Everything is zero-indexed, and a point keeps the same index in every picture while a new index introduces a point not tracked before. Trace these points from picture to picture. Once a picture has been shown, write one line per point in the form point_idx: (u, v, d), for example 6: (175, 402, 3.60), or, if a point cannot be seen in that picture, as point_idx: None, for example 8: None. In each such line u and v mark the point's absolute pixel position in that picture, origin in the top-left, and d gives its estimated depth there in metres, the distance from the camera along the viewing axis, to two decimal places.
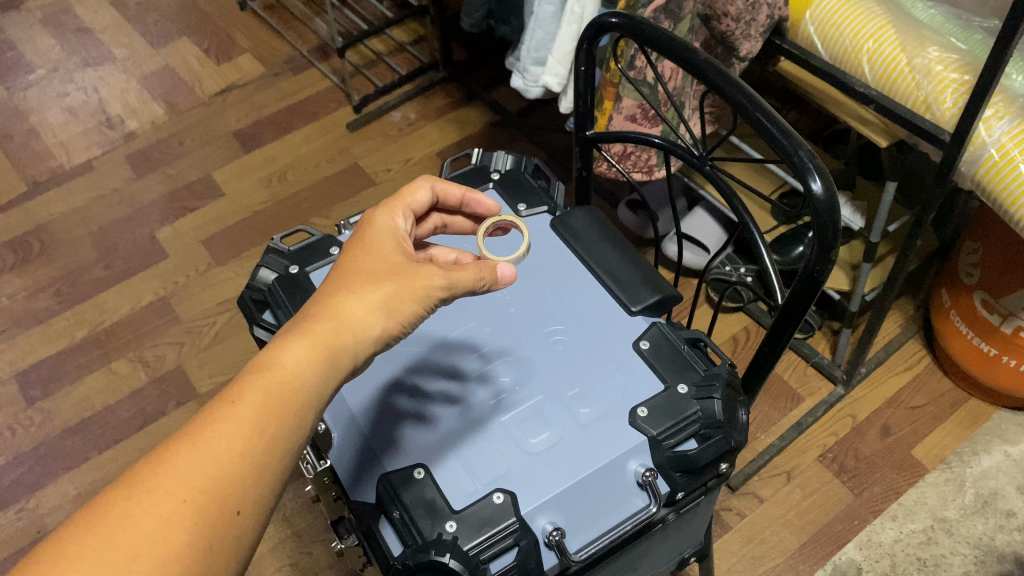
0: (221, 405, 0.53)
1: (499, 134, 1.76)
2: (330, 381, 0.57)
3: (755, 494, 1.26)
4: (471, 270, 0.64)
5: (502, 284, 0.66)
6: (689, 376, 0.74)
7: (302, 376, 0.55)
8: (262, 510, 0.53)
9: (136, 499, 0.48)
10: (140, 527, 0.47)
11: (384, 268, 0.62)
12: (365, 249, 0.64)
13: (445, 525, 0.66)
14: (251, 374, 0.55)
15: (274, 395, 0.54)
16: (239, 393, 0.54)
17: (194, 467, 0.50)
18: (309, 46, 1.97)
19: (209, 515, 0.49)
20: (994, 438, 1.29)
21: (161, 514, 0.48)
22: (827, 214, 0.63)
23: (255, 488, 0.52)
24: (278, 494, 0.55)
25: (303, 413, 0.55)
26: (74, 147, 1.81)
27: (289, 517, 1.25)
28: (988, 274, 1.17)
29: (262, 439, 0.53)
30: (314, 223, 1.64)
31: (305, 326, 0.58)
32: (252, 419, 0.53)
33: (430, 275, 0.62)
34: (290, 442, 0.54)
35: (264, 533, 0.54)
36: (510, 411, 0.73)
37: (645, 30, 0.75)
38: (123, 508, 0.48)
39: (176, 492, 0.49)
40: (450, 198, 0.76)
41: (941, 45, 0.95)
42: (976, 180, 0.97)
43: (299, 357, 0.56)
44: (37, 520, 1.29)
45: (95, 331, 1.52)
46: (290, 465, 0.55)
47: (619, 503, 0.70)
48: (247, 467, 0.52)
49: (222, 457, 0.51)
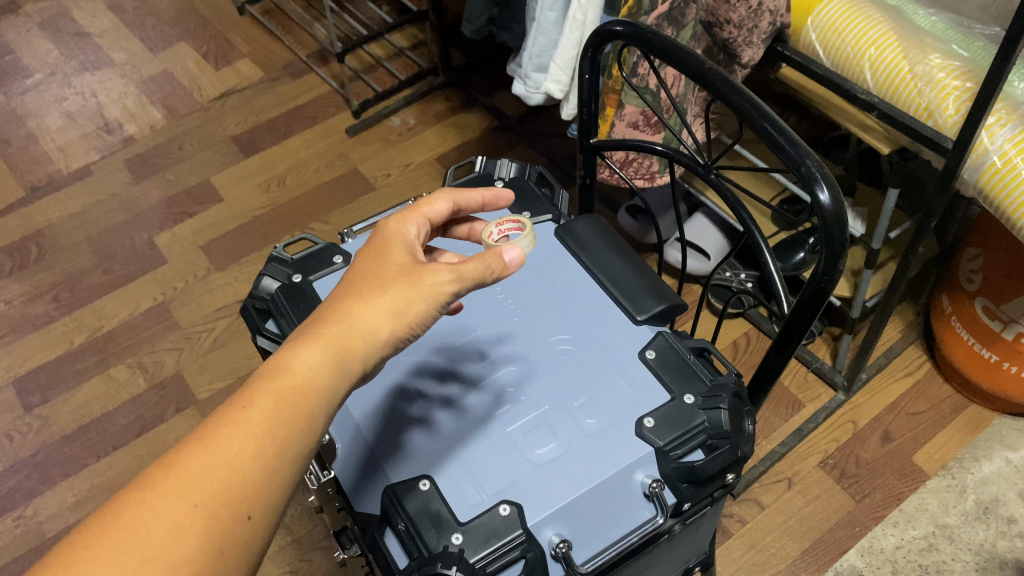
0: (232, 409, 0.53)
1: (499, 139, 1.76)
2: (341, 385, 0.56)
3: (757, 500, 1.26)
4: (478, 262, 0.62)
5: (509, 267, 0.64)
6: (695, 386, 0.74)
7: (313, 380, 0.55)
8: (271, 516, 0.52)
9: (147, 503, 0.48)
10: (152, 532, 0.47)
11: (392, 271, 0.61)
12: (374, 254, 0.63)
13: (451, 537, 0.65)
14: (262, 378, 0.54)
15: (284, 399, 0.53)
16: (250, 397, 0.53)
17: (205, 472, 0.50)
18: (308, 51, 1.96)
19: (220, 520, 0.49)
20: (995, 444, 1.29)
21: (172, 518, 0.48)
22: (834, 223, 0.63)
23: (265, 494, 0.52)
24: (288, 501, 0.54)
25: (314, 416, 0.55)
26: (72, 151, 1.80)
27: (289, 524, 1.24)
28: (990, 280, 1.17)
29: (272, 444, 0.52)
30: (313, 228, 1.63)
31: (314, 330, 0.57)
32: (263, 423, 0.52)
33: (438, 272, 0.61)
34: (301, 447, 0.54)
35: (274, 538, 0.53)
36: (516, 421, 0.72)
37: (649, 39, 0.75)
38: (134, 512, 0.48)
39: (188, 496, 0.49)
40: (471, 205, 0.72)
41: (943, 52, 0.96)
42: (978, 188, 0.96)
43: (310, 362, 0.55)
44: (35, 527, 1.28)
45: (94, 336, 1.51)
46: (299, 471, 0.54)
47: (625, 514, 0.69)
48: (257, 472, 0.51)
49: (233, 461, 0.51)
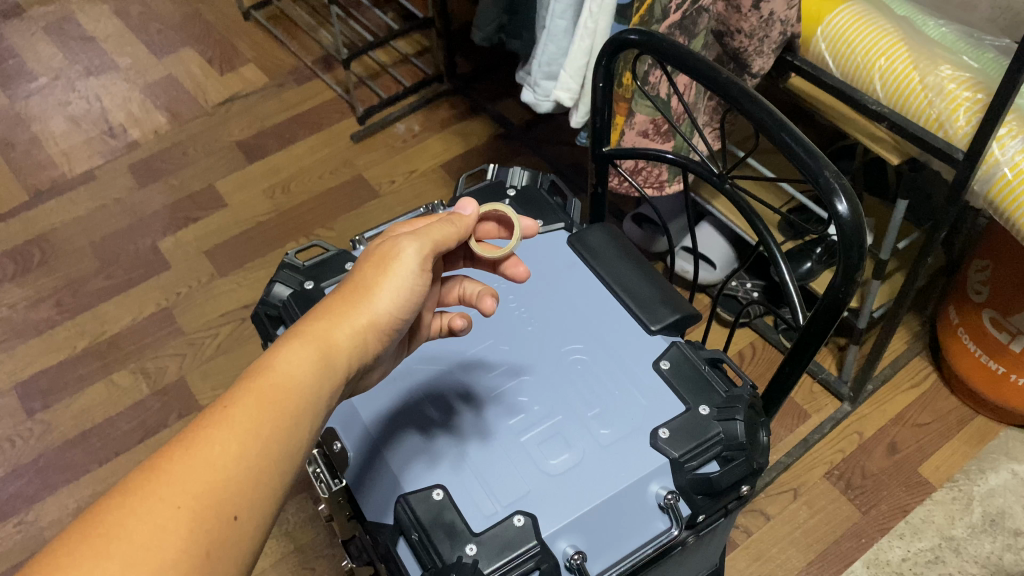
0: (214, 411, 0.52)
1: (503, 147, 1.76)
2: (326, 382, 0.56)
3: (763, 511, 1.25)
4: (444, 226, 0.65)
5: (467, 211, 0.68)
6: (710, 397, 0.73)
7: (297, 378, 0.55)
8: (262, 518, 0.51)
9: (130, 508, 0.47)
10: (135, 535, 0.46)
11: (364, 255, 0.64)
12: (371, 256, 0.63)
13: (465, 548, 0.65)
14: (244, 380, 0.54)
15: (267, 398, 0.53)
16: (232, 397, 0.53)
17: (189, 473, 0.49)
18: (313, 57, 1.96)
19: (205, 521, 0.48)
20: (1000, 456, 1.28)
21: (154, 521, 0.47)
22: (852, 235, 0.63)
23: (255, 495, 0.51)
24: (278, 505, 0.53)
25: (299, 415, 0.54)
26: (75, 156, 1.80)
27: (291, 531, 1.24)
28: (998, 293, 1.16)
29: (257, 443, 0.52)
30: (318, 234, 1.63)
31: (300, 329, 0.58)
32: (246, 423, 0.52)
33: (402, 243, 0.62)
34: (291, 448, 0.53)
35: (264, 542, 0.52)
36: (530, 431, 0.72)
37: (666, 48, 0.74)
38: (116, 516, 0.46)
39: (171, 498, 0.48)
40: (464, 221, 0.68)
41: (954, 64, 0.96)
42: (988, 200, 0.96)
43: (294, 361, 0.55)
44: (37, 534, 1.27)
45: (96, 341, 1.50)
46: (292, 471, 0.54)
47: (640, 526, 0.68)
48: (245, 472, 0.51)
49: (217, 462, 0.50)
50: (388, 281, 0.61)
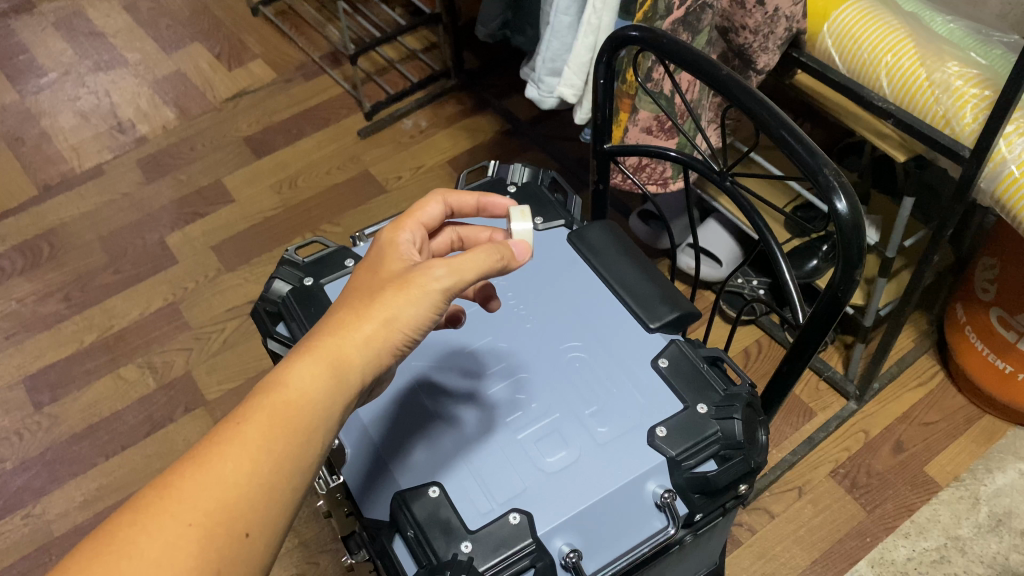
0: (227, 426, 0.54)
1: (510, 142, 1.75)
2: (340, 396, 0.57)
3: (767, 509, 1.24)
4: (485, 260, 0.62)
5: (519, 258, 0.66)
6: (709, 396, 0.73)
7: (309, 393, 0.56)
8: (272, 532, 0.54)
9: (141, 526, 0.50)
10: (144, 554, 0.49)
11: (390, 280, 0.63)
12: (374, 265, 0.65)
13: (460, 545, 0.65)
14: (257, 395, 0.55)
15: (280, 415, 0.55)
16: (246, 413, 0.55)
17: (200, 491, 0.51)
18: (321, 52, 1.97)
19: (215, 539, 0.51)
20: (1009, 456, 1.27)
21: (165, 539, 0.49)
22: (851, 232, 0.62)
23: (263, 512, 0.53)
24: (290, 518, 0.55)
25: (312, 429, 0.56)
26: (85, 150, 1.81)
27: (296, 526, 1.24)
28: (1005, 291, 1.15)
29: (269, 458, 0.54)
30: (325, 230, 1.63)
31: (311, 343, 0.58)
32: (257, 439, 0.54)
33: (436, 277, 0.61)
34: (302, 463, 0.55)
35: (276, 552, 0.55)
36: (528, 429, 0.72)
37: (669, 46, 0.74)
38: (128, 534, 0.49)
39: (183, 516, 0.50)
40: (465, 207, 0.75)
41: (961, 60, 0.94)
42: (994, 198, 0.95)
43: (305, 374, 0.56)
44: (44, 527, 1.28)
45: (105, 335, 1.51)
46: (304, 482, 0.56)
47: (635, 524, 0.69)
48: (253, 489, 0.52)
49: (228, 478, 0.52)
50: (412, 309, 0.60)
